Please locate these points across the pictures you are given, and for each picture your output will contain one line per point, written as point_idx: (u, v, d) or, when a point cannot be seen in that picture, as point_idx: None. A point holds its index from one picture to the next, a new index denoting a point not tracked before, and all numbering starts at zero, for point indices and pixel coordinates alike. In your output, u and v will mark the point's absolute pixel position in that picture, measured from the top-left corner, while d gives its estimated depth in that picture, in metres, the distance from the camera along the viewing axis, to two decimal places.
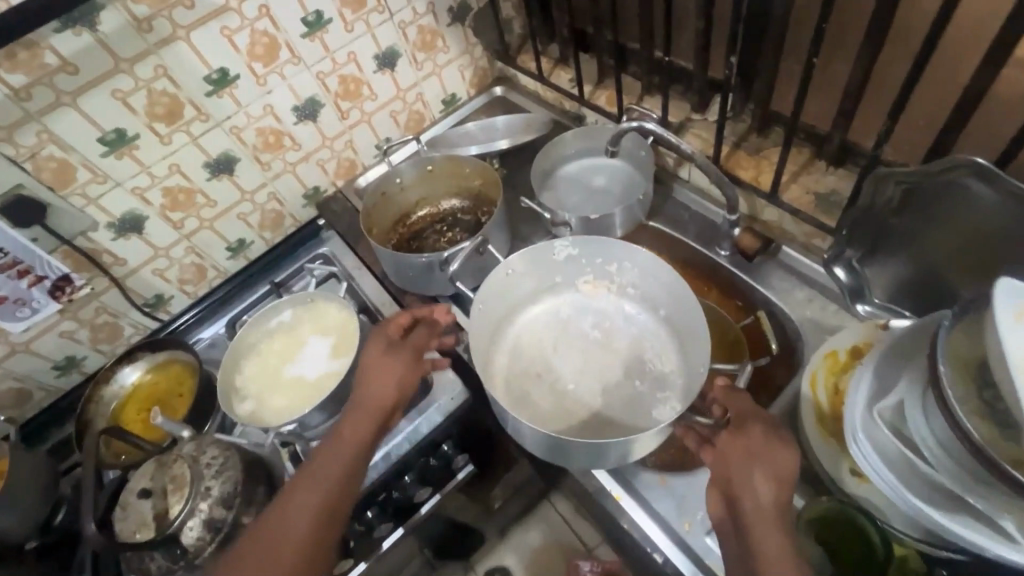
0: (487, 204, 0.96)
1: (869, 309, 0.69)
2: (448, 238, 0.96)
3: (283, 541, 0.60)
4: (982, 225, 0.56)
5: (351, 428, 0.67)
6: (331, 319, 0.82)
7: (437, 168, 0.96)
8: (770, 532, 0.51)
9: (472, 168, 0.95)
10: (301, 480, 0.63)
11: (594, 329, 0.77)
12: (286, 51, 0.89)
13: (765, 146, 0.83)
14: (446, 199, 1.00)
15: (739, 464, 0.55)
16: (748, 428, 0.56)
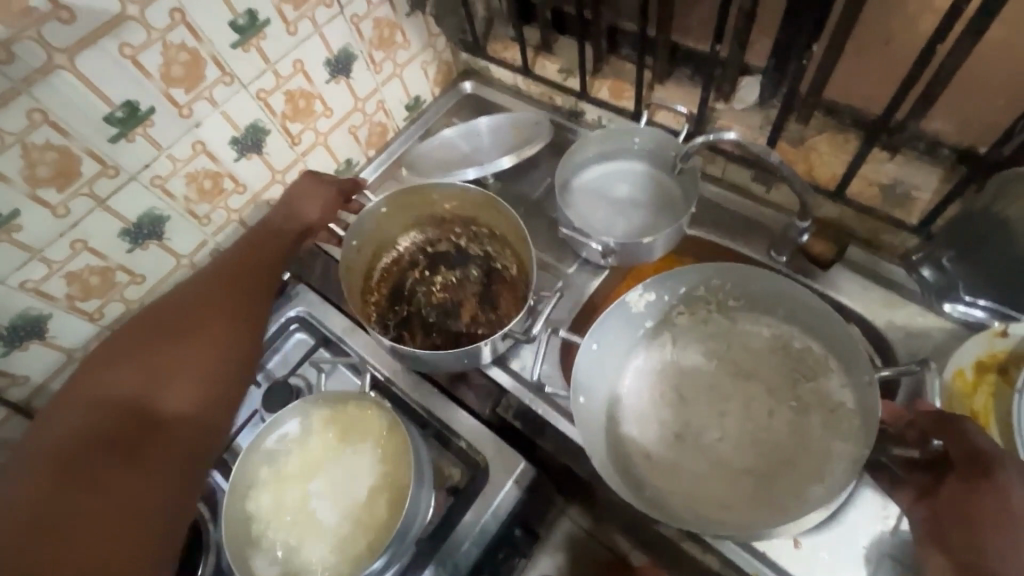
0: (463, 223, 0.83)
1: (960, 308, 0.64)
2: (439, 285, 0.80)
3: (226, 294, 0.67)
4: None
5: (265, 235, 0.73)
6: (355, 423, 0.64)
7: (392, 206, 0.79)
8: None
9: (442, 192, 0.79)
10: (222, 273, 0.69)
11: (709, 358, 0.68)
12: (214, 68, 0.67)
13: (809, 135, 0.73)
14: (405, 237, 0.83)
15: (997, 531, 0.47)
16: (998, 478, 0.47)
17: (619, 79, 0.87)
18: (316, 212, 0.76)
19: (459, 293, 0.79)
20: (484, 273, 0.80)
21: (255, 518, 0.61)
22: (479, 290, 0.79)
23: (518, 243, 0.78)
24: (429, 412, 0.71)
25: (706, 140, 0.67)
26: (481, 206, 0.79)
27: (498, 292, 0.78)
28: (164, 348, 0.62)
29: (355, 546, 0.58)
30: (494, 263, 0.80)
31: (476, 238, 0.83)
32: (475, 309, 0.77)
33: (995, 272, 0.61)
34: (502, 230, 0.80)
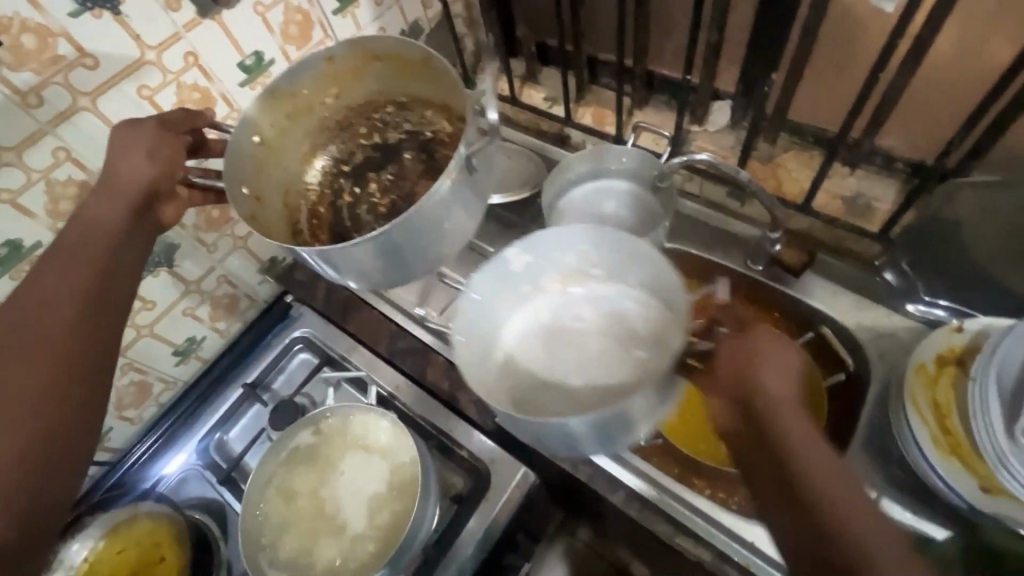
0: (365, 117, 0.73)
1: (921, 307, 0.69)
2: (378, 189, 0.70)
3: (38, 335, 0.48)
4: None
5: (93, 234, 0.54)
6: (360, 436, 0.67)
7: (265, 135, 0.65)
8: (840, 487, 0.44)
9: (311, 84, 0.66)
10: (25, 311, 0.49)
11: (581, 321, 0.67)
12: (223, 105, 0.71)
13: (777, 153, 0.79)
14: (312, 164, 0.72)
15: (744, 368, 0.49)
16: (739, 345, 0.51)
17: (601, 106, 0.93)
18: (147, 165, 0.57)
19: (404, 182, 0.70)
20: (418, 150, 0.71)
21: (266, 530, 0.63)
22: (423, 165, 0.70)
23: (430, 92, 0.68)
24: (434, 424, 0.75)
25: (683, 160, 0.73)
26: (365, 68, 0.67)
27: (443, 159, 0.69)
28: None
29: (367, 553, 0.61)
30: (425, 132, 0.71)
31: (386, 123, 0.73)
32: (429, 184, 0.68)
33: (950, 275, 0.67)
34: (405, 94, 0.70)
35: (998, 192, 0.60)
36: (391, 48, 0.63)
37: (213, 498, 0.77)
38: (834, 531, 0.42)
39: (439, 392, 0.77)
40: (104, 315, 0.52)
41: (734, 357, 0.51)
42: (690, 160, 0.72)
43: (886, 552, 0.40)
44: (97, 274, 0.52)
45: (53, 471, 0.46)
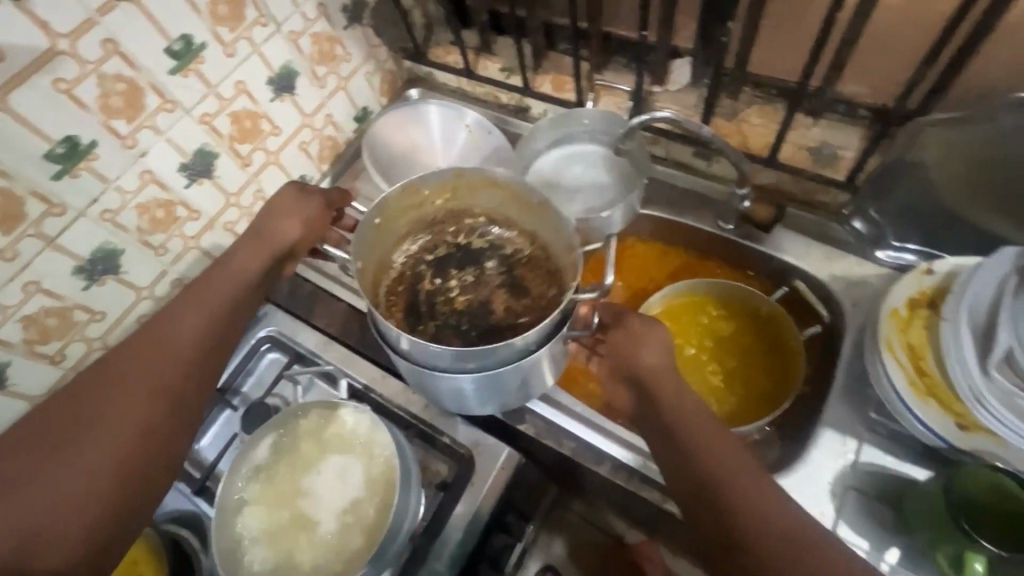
0: (456, 219, 0.72)
1: (889, 253, 0.69)
2: (458, 287, 0.70)
3: (170, 348, 0.63)
4: (1004, 156, 0.58)
5: (201, 296, 0.66)
6: (336, 433, 0.64)
7: (385, 217, 0.66)
8: (725, 444, 0.53)
9: (432, 185, 0.66)
10: (149, 342, 0.63)
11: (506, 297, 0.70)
12: (153, 95, 0.67)
13: (740, 108, 0.77)
14: (400, 248, 0.72)
15: (628, 347, 0.59)
16: (615, 323, 0.61)
17: (559, 73, 0.90)
18: (299, 228, 0.71)
19: (483, 289, 0.69)
20: (501, 263, 0.70)
21: (243, 536, 0.60)
22: (503, 279, 0.69)
23: (528, 223, 0.69)
24: (411, 413, 0.73)
25: (643, 120, 0.70)
26: (481, 187, 0.67)
27: (524, 276, 0.69)
28: (79, 441, 0.58)
29: (346, 549, 0.59)
30: (506, 248, 0.71)
31: (475, 231, 0.72)
32: (508, 301, 0.67)
33: (915, 216, 0.67)
34: (506, 216, 0.70)
35: (955, 130, 0.59)
36: (519, 189, 0.65)
37: (189, 509, 0.73)
38: (700, 466, 0.52)
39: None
40: (194, 375, 0.64)
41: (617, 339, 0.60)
42: (652, 119, 0.69)
43: (739, 471, 0.52)
44: (208, 334, 0.65)
45: (132, 493, 0.58)
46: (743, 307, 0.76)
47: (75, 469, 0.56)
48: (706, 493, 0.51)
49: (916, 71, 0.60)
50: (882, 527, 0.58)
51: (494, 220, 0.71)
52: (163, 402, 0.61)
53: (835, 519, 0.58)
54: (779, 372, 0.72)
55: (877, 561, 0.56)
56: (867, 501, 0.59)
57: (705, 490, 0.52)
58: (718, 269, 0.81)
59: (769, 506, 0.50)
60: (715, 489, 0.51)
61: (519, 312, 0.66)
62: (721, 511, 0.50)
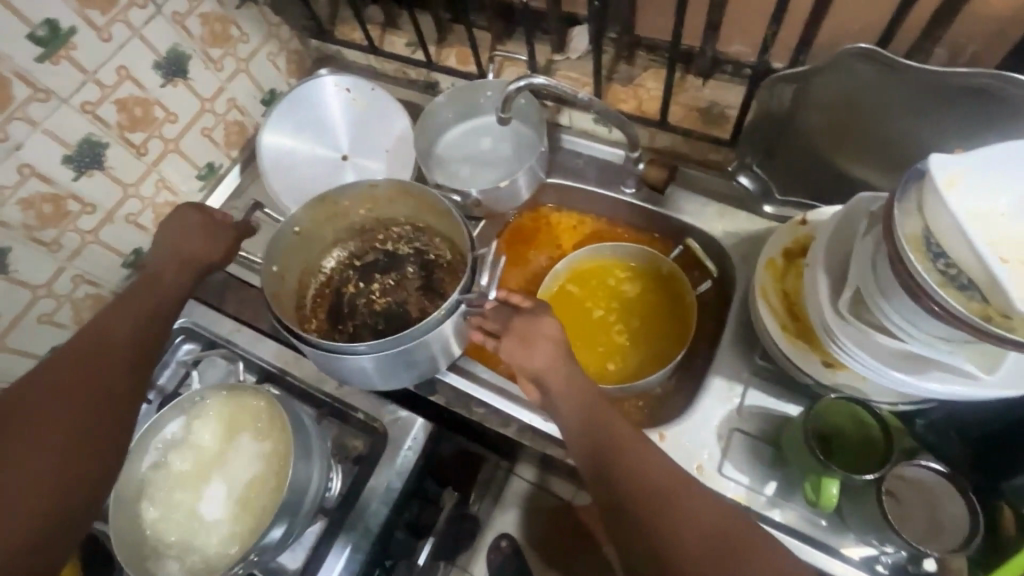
0: (384, 228, 0.77)
1: (775, 206, 0.72)
2: (379, 290, 0.76)
3: (106, 353, 0.63)
4: (859, 105, 0.60)
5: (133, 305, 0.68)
6: (241, 418, 0.65)
7: (305, 226, 0.71)
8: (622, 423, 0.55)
9: (351, 198, 0.71)
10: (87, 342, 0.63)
11: None
12: (21, 84, 0.64)
13: (635, 73, 0.79)
14: (326, 257, 0.77)
15: (518, 348, 0.60)
16: (507, 324, 0.61)
17: (464, 45, 0.89)
18: (209, 247, 0.75)
19: (400, 292, 0.75)
20: (421, 267, 0.76)
21: (146, 517, 0.62)
22: (420, 281, 0.75)
23: (444, 230, 0.74)
24: (326, 393, 0.74)
25: (523, 86, 0.70)
26: (395, 197, 0.72)
27: (440, 278, 0.74)
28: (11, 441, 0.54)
29: (250, 526, 0.60)
30: (427, 253, 0.76)
31: (403, 238, 0.77)
32: (423, 302, 0.74)
33: (793, 170, 0.69)
34: (425, 223, 0.75)
35: (804, 84, 0.61)
36: (430, 200, 0.69)
37: None
38: (599, 449, 0.54)
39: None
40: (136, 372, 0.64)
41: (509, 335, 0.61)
42: (529, 85, 0.70)
43: (634, 444, 0.54)
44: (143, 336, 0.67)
45: (89, 475, 0.56)
46: (644, 268, 0.78)
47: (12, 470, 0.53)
48: (601, 469, 0.53)
49: (772, 28, 0.62)
50: (763, 463, 0.62)
51: (417, 229, 0.76)
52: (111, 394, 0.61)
53: (720, 460, 0.62)
54: (676, 328, 0.75)
55: (757, 494, 0.60)
56: (752, 441, 0.63)
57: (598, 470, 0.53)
58: (623, 234, 0.82)
59: (653, 471, 0.52)
60: (607, 466, 0.53)
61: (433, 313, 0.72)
62: (607, 484, 0.52)
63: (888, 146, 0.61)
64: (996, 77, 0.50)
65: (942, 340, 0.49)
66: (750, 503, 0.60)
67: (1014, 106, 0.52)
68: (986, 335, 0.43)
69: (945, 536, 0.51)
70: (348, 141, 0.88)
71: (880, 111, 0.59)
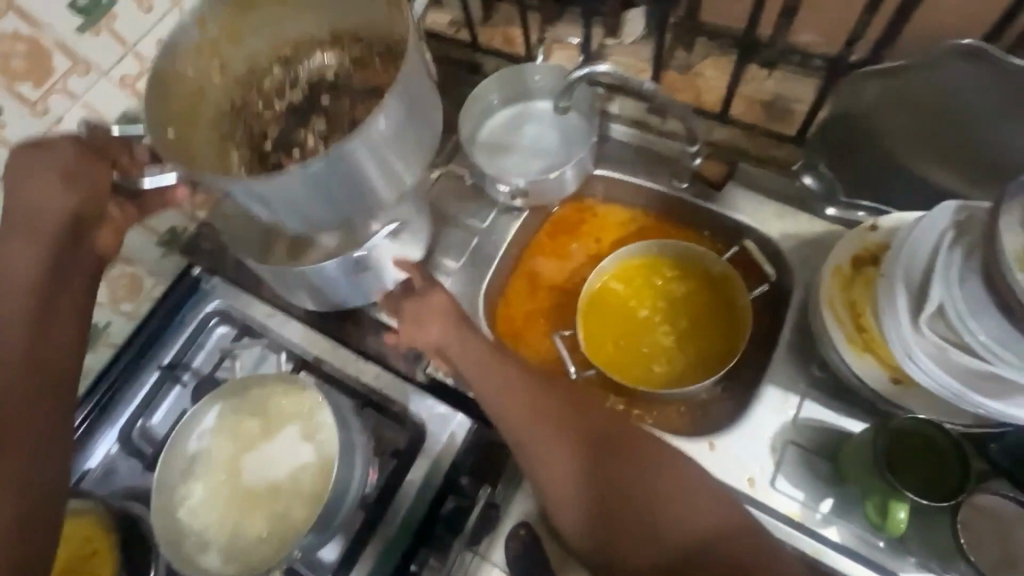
0: (254, 89, 0.64)
1: (839, 209, 0.67)
2: (315, 137, 0.61)
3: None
4: (949, 108, 0.57)
5: (13, 274, 0.57)
6: (281, 410, 0.64)
7: (176, 124, 0.55)
8: (595, 418, 0.56)
9: (193, 65, 0.56)
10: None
11: None
12: (62, 56, 0.62)
13: (694, 61, 0.75)
14: (231, 158, 0.60)
15: (420, 325, 0.65)
16: (402, 306, 0.68)
17: (511, 27, 0.85)
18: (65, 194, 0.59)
19: (341, 123, 0.61)
20: (332, 89, 0.63)
21: (187, 502, 0.62)
22: (347, 97, 0.62)
23: (321, 22, 0.62)
24: (364, 384, 0.73)
25: (584, 73, 0.67)
26: (237, 17, 0.58)
27: (366, 78, 0.62)
28: None
29: (294, 520, 0.60)
30: (319, 78, 0.64)
31: (284, 86, 0.64)
32: (362, 110, 0.61)
33: (863, 173, 0.65)
34: (288, 37, 0.63)
35: (898, 81, 0.58)
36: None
37: (144, 485, 0.73)
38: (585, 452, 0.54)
39: (366, 349, 0.75)
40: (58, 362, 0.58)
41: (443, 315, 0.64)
42: (593, 73, 0.67)
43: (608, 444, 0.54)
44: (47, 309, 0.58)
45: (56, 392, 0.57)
46: (692, 266, 0.75)
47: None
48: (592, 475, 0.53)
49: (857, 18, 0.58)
50: (819, 479, 0.59)
51: (296, 54, 0.64)
52: (36, 344, 0.57)
53: (773, 473, 0.60)
54: (725, 329, 0.73)
55: (812, 511, 0.58)
56: (808, 455, 0.60)
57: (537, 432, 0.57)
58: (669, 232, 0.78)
59: (634, 467, 0.53)
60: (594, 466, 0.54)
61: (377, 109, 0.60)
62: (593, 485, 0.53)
63: (974, 154, 0.58)
64: None
65: None
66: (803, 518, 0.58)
67: None
68: None
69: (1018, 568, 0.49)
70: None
71: (975, 123, 0.57)
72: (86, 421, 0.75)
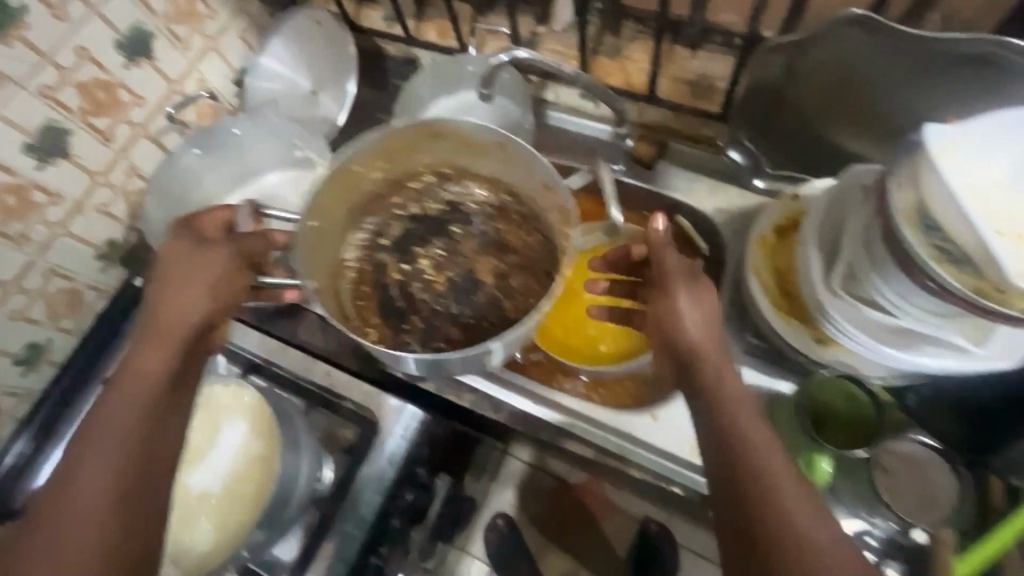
0: (400, 187, 0.68)
1: (766, 180, 0.70)
2: (428, 263, 0.68)
3: (138, 382, 0.46)
4: (852, 75, 0.57)
5: (151, 364, 0.48)
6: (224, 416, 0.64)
7: (322, 218, 0.60)
8: (779, 463, 0.42)
9: (361, 163, 0.61)
10: (67, 475, 0.43)
11: (280, 187, 0.83)
12: None
13: (623, 45, 0.76)
14: (349, 241, 0.67)
15: (686, 308, 0.49)
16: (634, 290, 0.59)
17: (444, 19, 0.85)
18: (199, 306, 0.51)
19: (461, 258, 0.68)
20: (469, 227, 0.68)
21: None
22: (478, 242, 0.68)
23: (487, 165, 0.65)
24: (315, 382, 0.73)
25: (506, 59, 0.67)
26: (423, 137, 0.62)
27: (500, 228, 0.67)
28: (68, 481, 0.42)
29: (232, 525, 0.60)
30: (460, 206, 0.69)
31: (424, 195, 0.69)
32: (492, 263, 0.66)
33: (783, 144, 0.68)
34: (451, 165, 0.67)
35: (798, 54, 0.58)
36: (467, 132, 0.59)
37: None
38: (768, 501, 0.40)
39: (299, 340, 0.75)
40: (149, 503, 0.44)
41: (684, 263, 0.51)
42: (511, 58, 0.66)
43: (791, 484, 0.41)
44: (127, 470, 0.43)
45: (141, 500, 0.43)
46: None
47: (62, 524, 0.41)
48: (746, 511, 0.41)
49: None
50: None
51: (448, 174, 0.68)
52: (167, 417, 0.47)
53: None
54: None
55: None
56: None
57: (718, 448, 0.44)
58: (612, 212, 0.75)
59: (820, 529, 0.39)
60: (761, 524, 0.40)
61: (511, 283, 0.65)
62: (755, 532, 0.40)
63: (882, 119, 0.60)
64: (999, 44, 0.48)
65: (937, 315, 0.49)
66: None
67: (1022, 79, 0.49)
68: (984, 309, 0.43)
69: (936, 509, 0.54)
70: (318, 76, 0.87)
71: (875, 85, 0.57)
72: (36, 434, 0.77)
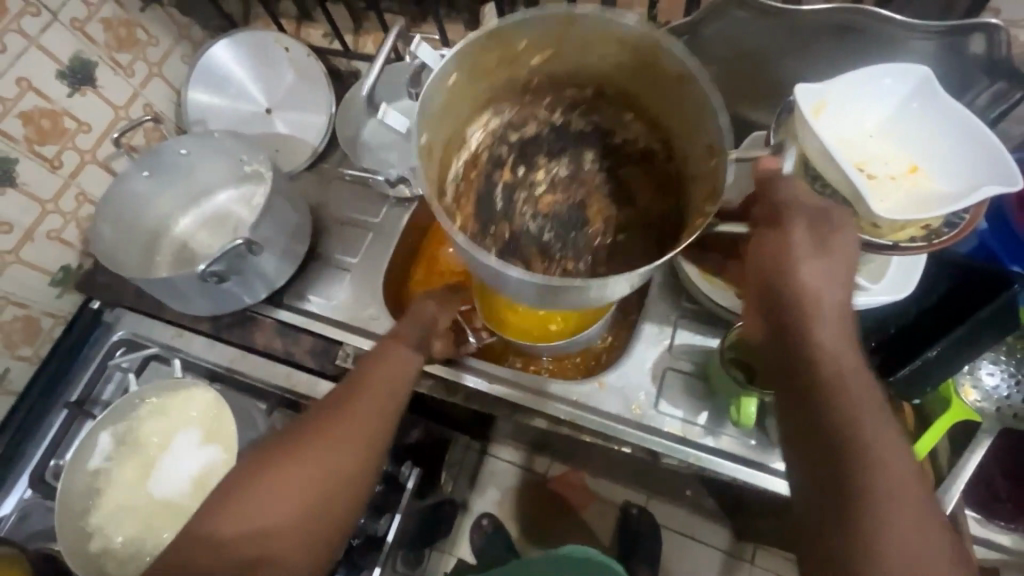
0: (554, 88, 0.52)
1: None
2: (545, 183, 0.52)
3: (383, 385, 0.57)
4: (746, 51, 0.63)
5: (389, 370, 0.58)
6: (181, 421, 0.74)
7: (463, 69, 0.45)
8: (875, 429, 0.42)
9: (529, 37, 0.46)
10: (308, 443, 0.52)
11: (235, 203, 0.85)
12: None
13: None
14: (475, 123, 0.51)
15: (809, 250, 0.44)
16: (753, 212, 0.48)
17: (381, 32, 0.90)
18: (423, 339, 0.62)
19: (579, 188, 0.52)
20: (602, 157, 0.53)
21: (95, 515, 0.72)
22: (605, 180, 0.52)
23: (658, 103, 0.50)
24: (276, 384, 0.75)
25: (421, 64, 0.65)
26: (605, 41, 0.46)
27: (633, 175, 0.52)
28: (311, 445, 0.52)
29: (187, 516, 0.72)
30: (608, 135, 0.53)
31: (575, 109, 0.54)
32: (611, 209, 0.51)
33: None
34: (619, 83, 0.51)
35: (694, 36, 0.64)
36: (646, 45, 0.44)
37: None
38: (848, 437, 0.41)
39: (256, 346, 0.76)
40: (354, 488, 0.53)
41: (821, 210, 0.45)
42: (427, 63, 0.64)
43: (880, 443, 0.41)
44: (338, 482, 0.52)
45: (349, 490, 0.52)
46: None
47: (298, 477, 0.51)
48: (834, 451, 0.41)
49: None
50: (694, 396, 0.66)
51: (609, 99, 0.52)
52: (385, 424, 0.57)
53: (655, 398, 0.66)
54: None
55: (692, 425, 0.64)
56: (684, 376, 0.67)
57: (814, 403, 0.43)
58: None
59: (893, 472, 0.40)
60: (842, 451, 0.41)
61: (628, 239, 0.50)
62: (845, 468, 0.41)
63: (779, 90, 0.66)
64: (855, 11, 0.54)
65: None
66: (683, 433, 0.64)
67: (884, 40, 0.56)
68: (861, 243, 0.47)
69: None
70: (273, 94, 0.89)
71: (767, 57, 0.63)
72: None
